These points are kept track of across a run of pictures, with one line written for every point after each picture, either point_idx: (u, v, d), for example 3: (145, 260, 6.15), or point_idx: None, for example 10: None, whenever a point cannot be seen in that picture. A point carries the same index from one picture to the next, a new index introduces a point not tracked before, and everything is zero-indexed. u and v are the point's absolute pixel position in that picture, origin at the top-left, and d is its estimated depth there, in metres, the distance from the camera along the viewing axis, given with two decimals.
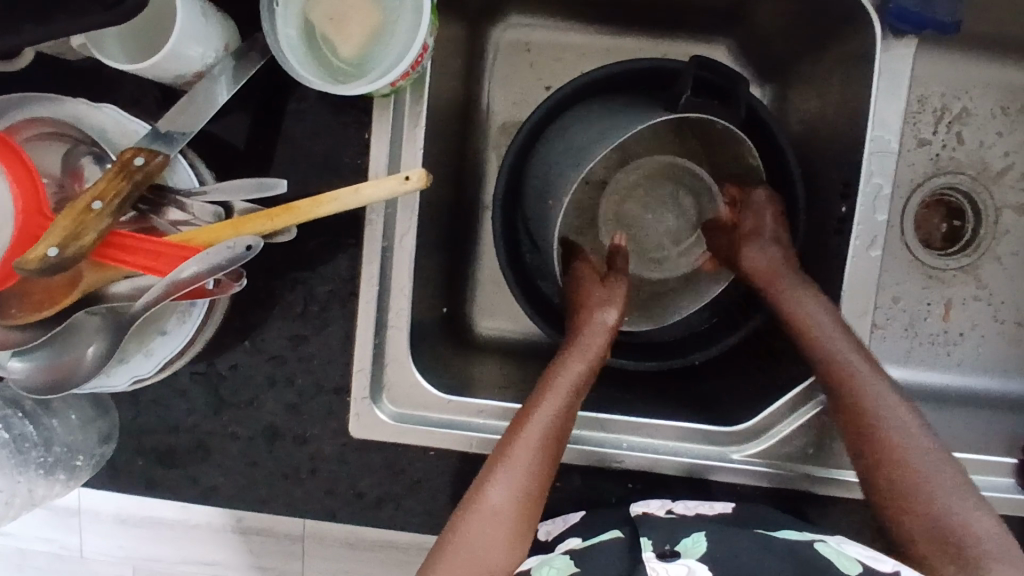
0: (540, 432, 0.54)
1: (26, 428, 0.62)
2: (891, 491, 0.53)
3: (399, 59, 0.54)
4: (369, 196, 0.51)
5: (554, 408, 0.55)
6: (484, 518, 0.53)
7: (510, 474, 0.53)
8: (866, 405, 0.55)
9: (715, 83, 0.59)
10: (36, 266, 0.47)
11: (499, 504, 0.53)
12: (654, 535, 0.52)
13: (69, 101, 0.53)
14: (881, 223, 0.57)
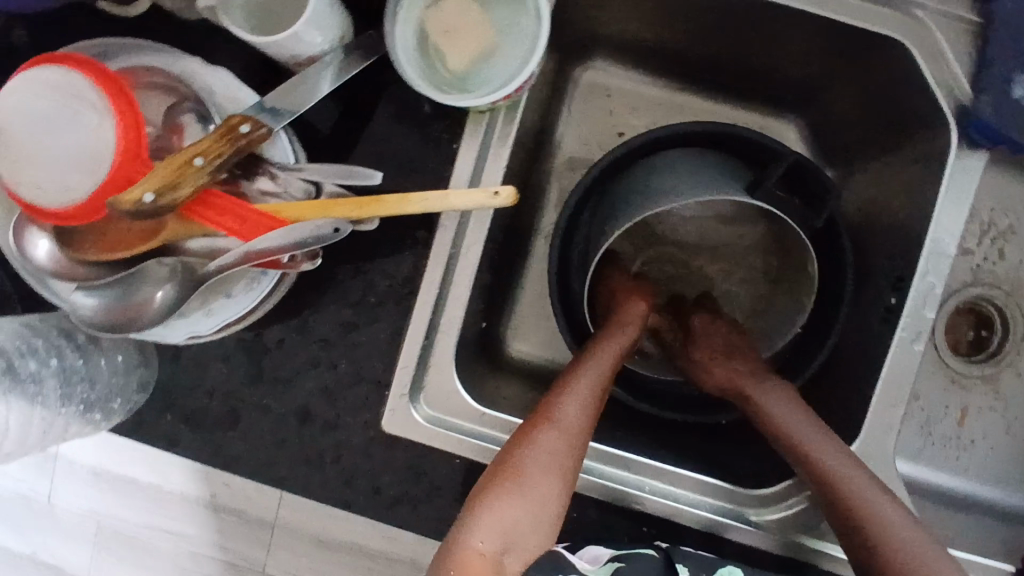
0: (585, 388, 0.59)
1: (76, 362, 0.63)
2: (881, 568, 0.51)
3: (504, 85, 0.56)
4: (456, 203, 0.53)
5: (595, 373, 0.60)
6: (527, 478, 0.53)
7: (558, 423, 0.56)
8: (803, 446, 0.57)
9: (810, 186, 0.63)
10: (128, 208, 0.48)
11: (543, 463, 0.54)
12: (693, 563, 0.56)
13: (186, 58, 0.54)
14: (929, 320, 0.59)
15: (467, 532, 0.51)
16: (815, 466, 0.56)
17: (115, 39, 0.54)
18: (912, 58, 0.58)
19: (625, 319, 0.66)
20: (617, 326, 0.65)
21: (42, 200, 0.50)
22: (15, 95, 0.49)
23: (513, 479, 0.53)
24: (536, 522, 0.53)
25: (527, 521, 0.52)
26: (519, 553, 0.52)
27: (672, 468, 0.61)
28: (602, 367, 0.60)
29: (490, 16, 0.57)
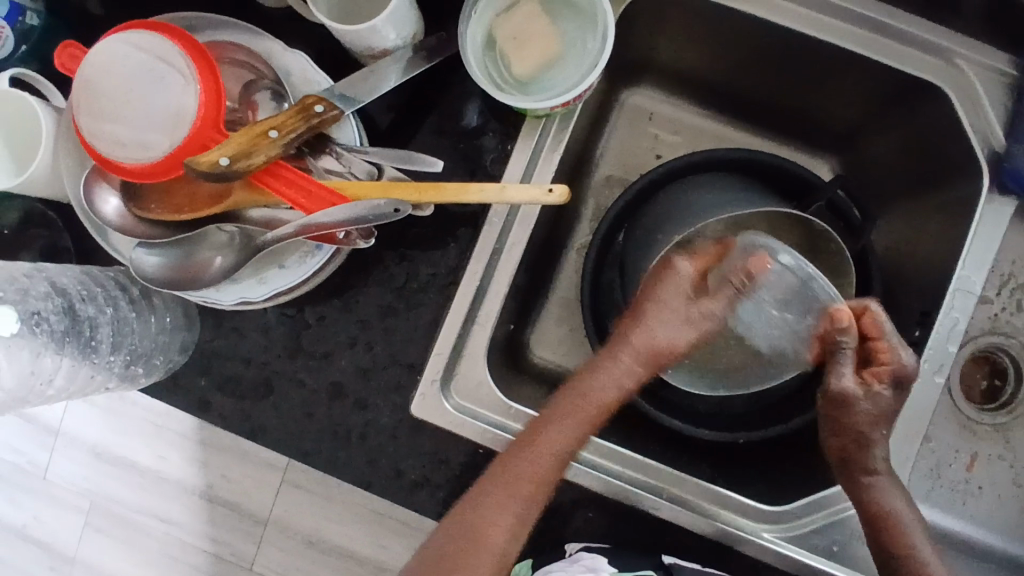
0: (546, 453, 0.54)
1: (128, 314, 0.64)
2: None
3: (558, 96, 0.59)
4: (510, 197, 0.55)
5: (575, 449, 0.55)
6: (494, 559, 0.53)
7: (512, 487, 0.54)
8: (880, 507, 0.55)
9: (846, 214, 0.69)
10: (206, 169, 0.51)
11: (501, 526, 0.53)
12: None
13: (268, 39, 0.57)
14: (951, 354, 0.60)
15: None
16: (881, 519, 0.55)
17: (206, 15, 0.57)
18: (951, 104, 0.61)
19: (636, 350, 0.54)
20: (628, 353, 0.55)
21: (123, 155, 0.52)
22: (105, 54, 0.52)
23: (475, 542, 0.53)
24: None
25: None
26: None
27: (690, 478, 0.62)
28: (568, 430, 0.54)
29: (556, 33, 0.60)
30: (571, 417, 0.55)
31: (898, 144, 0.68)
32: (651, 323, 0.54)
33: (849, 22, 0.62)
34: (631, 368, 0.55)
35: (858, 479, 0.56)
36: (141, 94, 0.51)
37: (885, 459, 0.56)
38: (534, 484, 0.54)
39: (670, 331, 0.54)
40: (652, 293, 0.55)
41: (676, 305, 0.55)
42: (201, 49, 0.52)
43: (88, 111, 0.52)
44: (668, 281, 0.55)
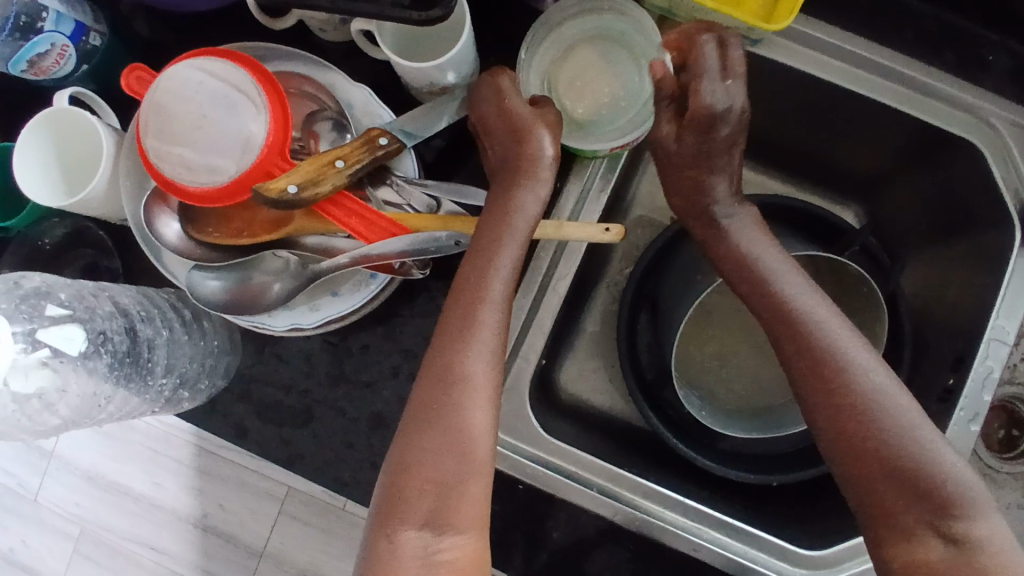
0: (467, 283, 0.51)
1: (183, 337, 0.63)
2: (878, 491, 0.46)
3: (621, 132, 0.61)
4: (569, 235, 0.57)
5: (512, 263, 0.51)
6: (477, 393, 0.48)
7: (439, 345, 0.49)
8: (806, 333, 0.49)
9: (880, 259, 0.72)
10: (274, 195, 0.51)
11: (431, 378, 0.48)
12: None
13: (333, 72, 0.59)
14: (986, 402, 0.61)
15: (399, 523, 0.46)
16: (844, 381, 0.47)
17: (274, 46, 0.59)
18: (983, 159, 0.63)
19: (523, 168, 0.55)
20: (500, 159, 0.56)
21: (186, 181, 0.53)
22: (178, 79, 0.53)
23: (424, 416, 0.48)
24: (463, 470, 0.46)
25: (440, 471, 0.46)
26: (455, 529, 0.46)
27: (730, 520, 0.62)
28: (476, 258, 0.52)
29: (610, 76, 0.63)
30: (489, 245, 0.52)
31: (927, 194, 0.70)
32: (521, 134, 0.55)
33: (890, 79, 0.65)
34: (525, 185, 0.54)
35: (796, 337, 0.50)
36: (204, 120, 0.53)
37: (817, 298, 0.51)
38: (467, 310, 0.50)
39: (531, 134, 0.55)
40: (501, 125, 0.55)
41: (534, 117, 0.55)
42: (273, 81, 0.53)
43: (156, 132, 0.53)
44: (501, 104, 0.55)
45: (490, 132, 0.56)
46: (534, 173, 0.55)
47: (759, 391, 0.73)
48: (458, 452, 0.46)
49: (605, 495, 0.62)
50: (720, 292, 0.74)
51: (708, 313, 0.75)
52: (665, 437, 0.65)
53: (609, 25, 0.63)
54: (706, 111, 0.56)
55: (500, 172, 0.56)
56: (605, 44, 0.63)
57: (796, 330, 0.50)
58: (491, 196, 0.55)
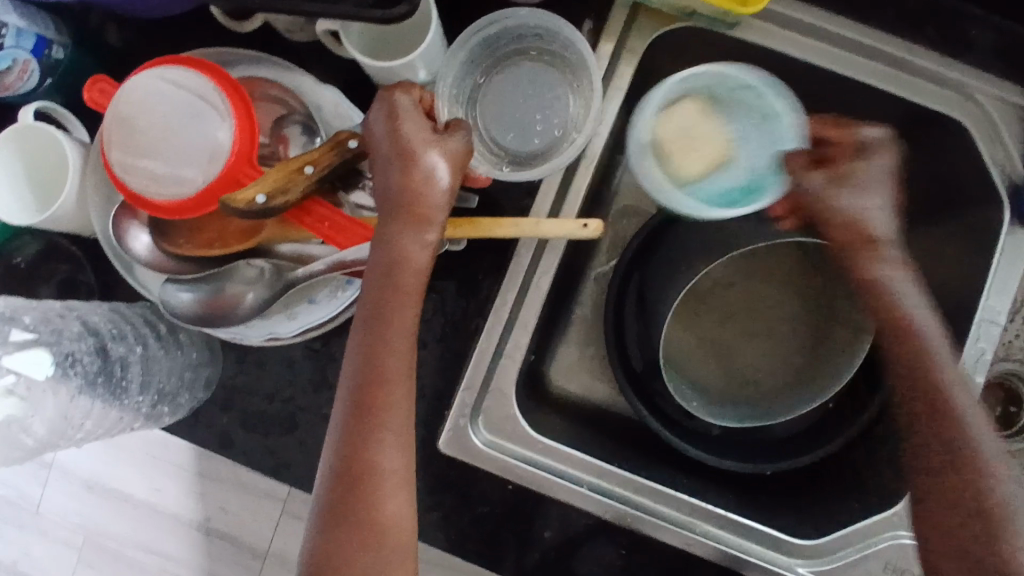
0: (363, 356, 0.50)
1: (157, 351, 0.63)
2: (941, 516, 0.55)
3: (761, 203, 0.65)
4: (546, 231, 0.55)
5: (409, 326, 0.51)
6: (389, 482, 0.50)
7: (343, 425, 0.50)
8: (927, 371, 0.56)
9: (869, 242, 0.68)
10: (242, 206, 0.50)
11: (340, 463, 0.50)
12: None
13: (300, 73, 0.58)
14: (978, 384, 0.61)
15: None
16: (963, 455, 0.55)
17: (238, 50, 0.58)
18: (971, 140, 0.63)
19: (417, 205, 0.51)
20: (383, 191, 0.52)
21: (150, 192, 0.52)
22: (140, 90, 0.52)
23: (341, 503, 0.49)
24: (386, 546, 0.49)
25: (362, 553, 0.49)
26: None
27: (723, 512, 0.62)
28: (372, 328, 0.51)
29: (723, 128, 0.68)
30: (383, 315, 0.51)
31: None
32: (417, 166, 0.51)
33: (872, 59, 0.63)
34: (415, 226, 0.51)
35: (924, 378, 0.57)
36: (166, 130, 0.52)
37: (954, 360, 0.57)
38: (368, 389, 0.50)
39: (422, 167, 0.51)
40: (399, 150, 0.51)
41: (430, 145, 0.51)
42: (237, 89, 0.52)
43: (120, 146, 0.52)
44: (406, 127, 0.51)
45: (385, 153, 0.52)
46: (425, 215, 0.51)
47: (750, 375, 0.72)
48: (382, 542, 0.49)
49: (595, 492, 0.62)
50: (708, 278, 0.73)
51: (697, 295, 0.73)
52: (655, 429, 0.64)
53: (546, 52, 0.63)
54: (855, 145, 0.60)
55: (385, 197, 0.52)
56: (540, 73, 0.64)
57: (914, 360, 0.57)
58: (378, 229, 0.52)
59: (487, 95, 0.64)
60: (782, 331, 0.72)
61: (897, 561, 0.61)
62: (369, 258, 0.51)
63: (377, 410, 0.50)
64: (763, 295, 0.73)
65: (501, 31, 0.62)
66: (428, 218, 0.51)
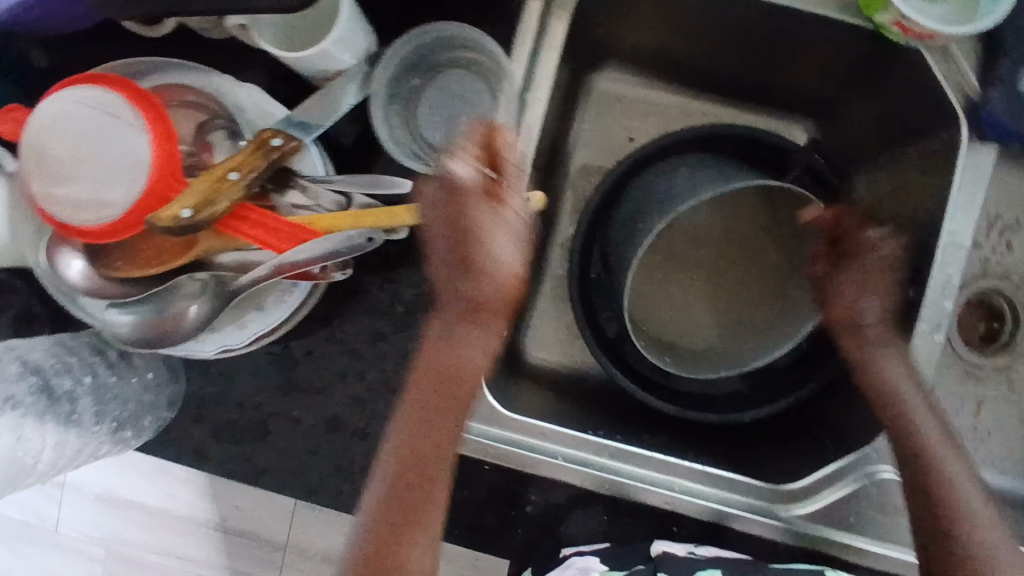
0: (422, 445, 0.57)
1: (107, 378, 0.59)
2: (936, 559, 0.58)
3: (899, 18, 0.56)
4: (487, 210, 0.53)
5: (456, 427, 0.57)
6: (424, 539, 0.56)
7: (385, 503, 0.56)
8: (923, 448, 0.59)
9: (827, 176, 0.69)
10: (167, 225, 0.49)
11: (391, 537, 0.55)
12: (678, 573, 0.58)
13: (217, 75, 0.56)
14: (947, 310, 0.59)
15: None
16: (951, 519, 0.58)
17: (148, 59, 0.56)
18: (921, 60, 0.61)
19: (490, 299, 0.57)
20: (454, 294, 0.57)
21: (74, 218, 0.50)
22: (49, 116, 0.50)
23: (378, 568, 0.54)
24: None
25: None
26: None
27: (696, 468, 0.62)
28: (437, 436, 0.57)
29: None
30: (437, 411, 0.57)
31: (873, 98, 0.67)
32: (488, 248, 0.55)
33: None
34: (489, 324, 0.58)
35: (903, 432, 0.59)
36: (80, 155, 0.50)
37: (915, 391, 0.60)
38: (418, 470, 0.57)
39: (495, 252, 0.55)
40: (472, 234, 0.55)
41: (497, 229, 0.56)
42: (151, 102, 0.50)
43: (38, 176, 0.51)
44: (474, 208, 0.54)
45: (456, 230, 0.56)
46: (505, 305, 0.57)
47: (716, 326, 0.73)
48: None
49: (571, 463, 0.60)
50: (674, 227, 0.73)
51: (667, 242, 0.73)
52: (624, 386, 0.65)
53: (474, 61, 0.60)
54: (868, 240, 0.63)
55: (451, 282, 0.57)
56: (466, 82, 0.61)
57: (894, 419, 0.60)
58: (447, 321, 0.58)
59: (412, 100, 0.61)
60: (750, 275, 0.73)
61: (875, 495, 0.62)
62: (427, 366, 0.58)
63: (425, 475, 0.57)
64: (733, 242, 0.73)
65: (426, 37, 0.59)
66: (501, 308, 0.57)
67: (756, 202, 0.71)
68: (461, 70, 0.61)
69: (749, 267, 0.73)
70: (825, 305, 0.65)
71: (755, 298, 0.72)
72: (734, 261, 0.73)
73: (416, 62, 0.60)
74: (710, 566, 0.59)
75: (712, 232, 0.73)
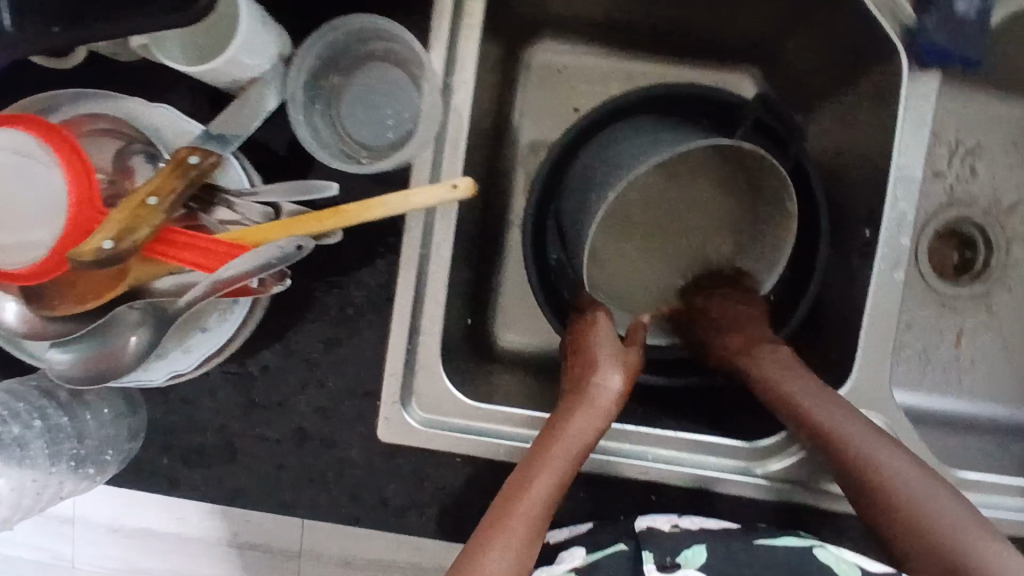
0: (529, 506, 0.55)
1: (61, 420, 0.62)
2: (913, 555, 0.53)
3: None
4: (416, 202, 0.52)
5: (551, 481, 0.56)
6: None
7: (501, 543, 0.53)
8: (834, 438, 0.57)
9: (775, 128, 0.66)
10: (90, 258, 0.47)
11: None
12: (657, 549, 0.59)
13: (129, 99, 0.54)
14: (905, 248, 0.59)
15: None
16: (895, 495, 0.54)
17: (61, 90, 0.54)
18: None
19: (595, 398, 0.60)
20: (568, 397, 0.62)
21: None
22: None
23: None
24: None
25: None
26: None
27: (671, 434, 0.61)
28: (544, 487, 0.56)
29: None
30: (539, 463, 0.57)
31: (812, 37, 0.65)
32: (601, 365, 0.62)
33: None
34: (586, 417, 0.59)
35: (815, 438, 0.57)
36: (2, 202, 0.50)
37: (819, 394, 0.58)
38: (514, 516, 0.55)
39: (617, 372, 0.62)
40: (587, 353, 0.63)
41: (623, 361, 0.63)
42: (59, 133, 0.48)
43: None
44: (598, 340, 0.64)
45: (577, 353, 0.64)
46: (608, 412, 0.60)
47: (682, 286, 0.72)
48: None
49: None
50: (630, 189, 0.70)
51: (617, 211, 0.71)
52: None
53: (390, 51, 0.58)
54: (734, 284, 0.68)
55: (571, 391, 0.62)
56: (387, 76, 0.59)
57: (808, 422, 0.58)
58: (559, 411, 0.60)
59: (335, 99, 0.59)
60: (710, 233, 0.71)
61: None
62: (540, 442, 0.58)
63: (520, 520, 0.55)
64: (688, 202, 0.71)
65: (336, 34, 0.57)
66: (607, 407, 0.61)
67: (711, 160, 0.69)
68: (381, 62, 0.59)
69: (709, 226, 0.71)
70: (714, 339, 0.67)
71: (716, 252, 0.71)
72: (694, 221, 0.71)
73: (335, 59, 0.59)
74: (693, 543, 0.59)
75: (668, 193, 0.71)
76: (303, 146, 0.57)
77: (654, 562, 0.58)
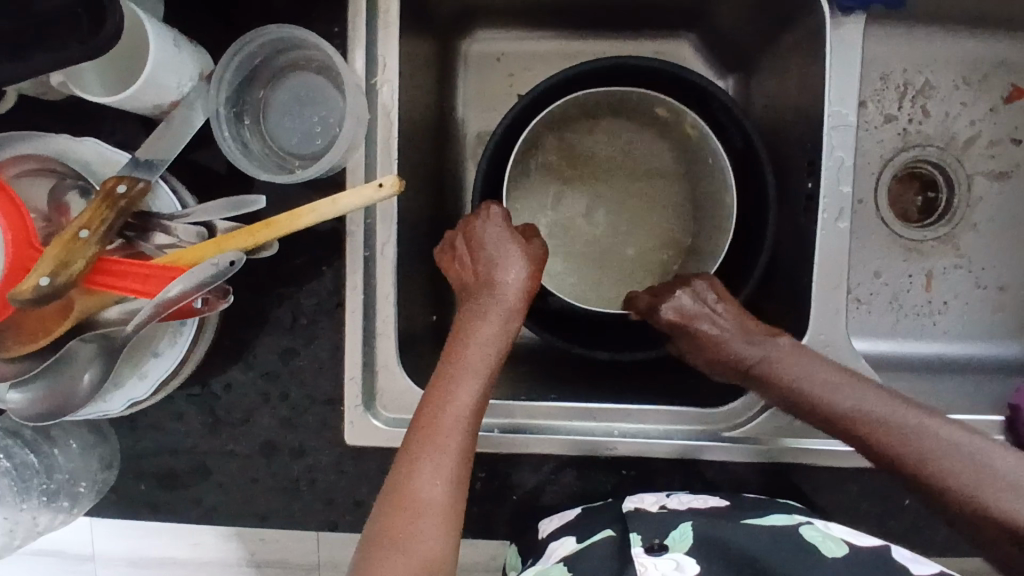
0: (458, 414, 0.57)
1: (29, 457, 0.68)
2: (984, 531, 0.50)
3: None
4: (344, 206, 0.52)
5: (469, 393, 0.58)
6: (432, 515, 0.53)
7: (431, 459, 0.55)
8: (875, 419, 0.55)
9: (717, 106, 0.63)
10: (28, 295, 0.48)
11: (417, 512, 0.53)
12: (644, 530, 0.59)
13: (54, 137, 0.55)
14: (846, 195, 0.58)
15: None
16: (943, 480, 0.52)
17: None
18: None
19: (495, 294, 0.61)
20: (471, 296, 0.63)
21: None
22: None
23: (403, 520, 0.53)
24: None
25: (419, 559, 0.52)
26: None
27: (637, 408, 0.61)
28: (469, 390, 0.58)
29: None
30: (446, 383, 0.58)
31: None
32: (497, 260, 0.62)
33: None
34: (491, 321, 0.61)
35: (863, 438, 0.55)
36: None
37: (851, 379, 0.57)
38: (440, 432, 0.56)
39: (513, 260, 0.62)
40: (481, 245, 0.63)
41: (516, 254, 0.62)
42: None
43: None
44: (491, 231, 0.63)
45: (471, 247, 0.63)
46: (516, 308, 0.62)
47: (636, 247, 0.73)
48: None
49: (506, 431, 0.62)
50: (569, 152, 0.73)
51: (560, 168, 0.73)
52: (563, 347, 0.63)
53: (313, 60, 0.59)
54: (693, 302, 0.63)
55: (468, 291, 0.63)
56: (310, 83, 0.60)
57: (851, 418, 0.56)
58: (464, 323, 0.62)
59: (261, 111, 0.60)
60: (658, 187, 0.73)
61: None
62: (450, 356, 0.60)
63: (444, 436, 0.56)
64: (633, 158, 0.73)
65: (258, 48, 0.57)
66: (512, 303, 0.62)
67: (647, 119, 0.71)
68: (303, 70, 0.60)
69: (653, 182, 0.73)
70: (712, 361, 0.63)
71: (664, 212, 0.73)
72: (641, 177, 0.73)
73: (257, 72, 0.59)
74: (679, 524, 0.59)
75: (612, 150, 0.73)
76: (231, 160, 0.57)
77: (641, 545, 0.57)
